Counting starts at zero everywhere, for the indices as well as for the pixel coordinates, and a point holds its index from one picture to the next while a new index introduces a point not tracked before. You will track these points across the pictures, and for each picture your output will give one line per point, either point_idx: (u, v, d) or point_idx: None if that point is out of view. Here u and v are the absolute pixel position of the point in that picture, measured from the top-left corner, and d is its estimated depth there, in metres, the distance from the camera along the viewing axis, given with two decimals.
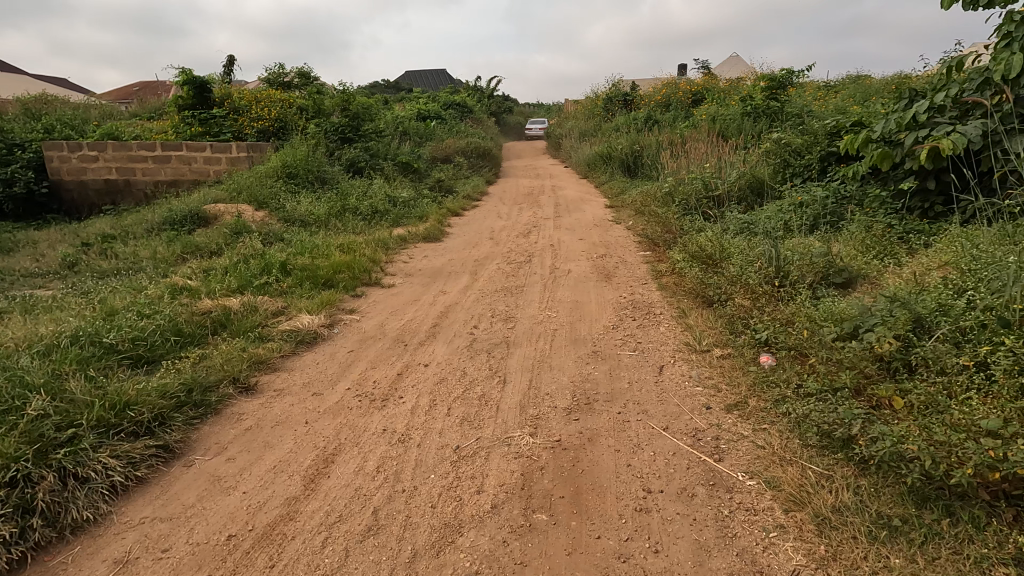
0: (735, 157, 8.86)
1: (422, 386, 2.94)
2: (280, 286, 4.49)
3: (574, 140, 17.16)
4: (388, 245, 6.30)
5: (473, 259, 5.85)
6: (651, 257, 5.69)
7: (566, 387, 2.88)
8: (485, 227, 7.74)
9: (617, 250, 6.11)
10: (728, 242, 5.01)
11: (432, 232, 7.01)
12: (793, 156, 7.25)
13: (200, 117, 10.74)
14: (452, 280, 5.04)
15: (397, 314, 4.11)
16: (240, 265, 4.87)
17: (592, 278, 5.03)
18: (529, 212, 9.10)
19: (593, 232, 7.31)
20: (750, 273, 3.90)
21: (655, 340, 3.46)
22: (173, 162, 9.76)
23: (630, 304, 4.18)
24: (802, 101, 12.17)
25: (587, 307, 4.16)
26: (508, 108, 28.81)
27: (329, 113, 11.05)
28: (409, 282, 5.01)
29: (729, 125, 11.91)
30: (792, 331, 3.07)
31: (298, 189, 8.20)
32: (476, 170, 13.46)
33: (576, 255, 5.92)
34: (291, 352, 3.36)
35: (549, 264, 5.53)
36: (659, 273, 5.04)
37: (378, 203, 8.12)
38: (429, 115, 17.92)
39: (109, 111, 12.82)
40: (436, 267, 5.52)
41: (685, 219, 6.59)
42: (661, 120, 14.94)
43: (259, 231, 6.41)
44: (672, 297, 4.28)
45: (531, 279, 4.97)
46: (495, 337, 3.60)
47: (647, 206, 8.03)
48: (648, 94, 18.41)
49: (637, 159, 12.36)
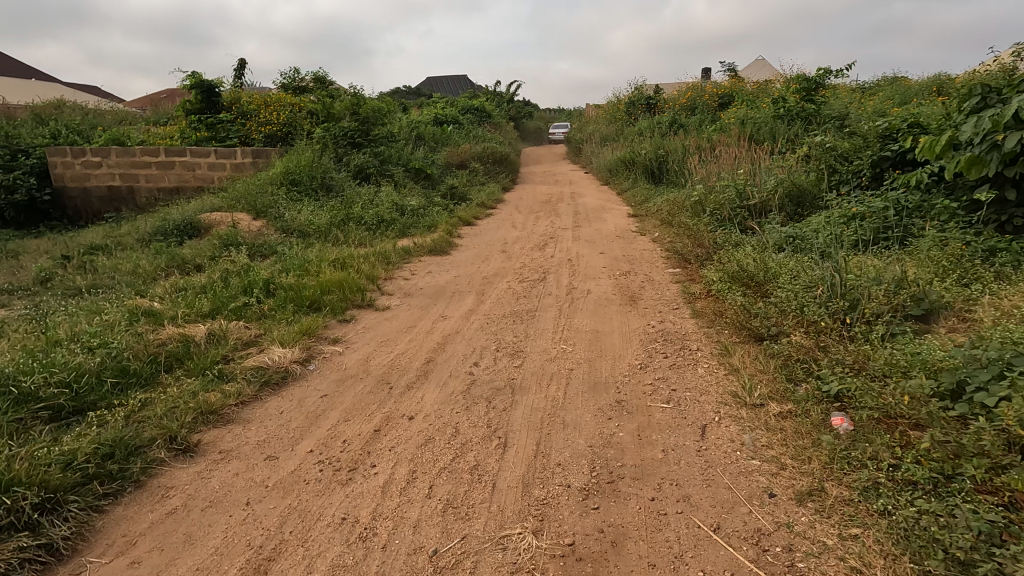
0: (771, 163, 8.15)
1: (401, 449, 2.35)
2: (259, 310, 3.97)
3: (595, 145, 16.55)
4: (390, 259, 5.76)
5: (481, 276, 5.27)
6: (681, 276, 5.06)
7: (583, 456, 2.27)
8: (498, 238, 7.18)
9: (642, 267, 5.48)
10: (773, 261, 4.35)
11: (440, 244, 6.46)
12: (840, 162, 6.53)
13: (207, 121, 10.42)
14: (457, 302, 4.46)
15: (387, 345, 3.53)
16: (220, 284, 4.38)
17: (614, 300, 4.41)
18: (546, 222, 8.50)
19: (615, 244, 6.68)
20: (807, 303, 3.25)
21: (693, 387, 2.83)
22: (177, 168, 9.43)
23: (661, 337, 3.55)
24: (840, 103, 11.37)
25: (610, 339, 3.53)
26: (528, 112, 28.29)
27: (341, 118, 10.37)
28: (408, 304, 4.44)
29: (761, 129, 11.18)
30: (873, 385, 2.42)
31: (301, 196, 7.74)
32: (493, 176, 12.93)
33: (597, 272, 5.30)
34: (252, 396, 2.81)
35: (566, 282, 4.93)
36: (691, 296, 4.41)
37: (384, 211, 7.62)
38: (446, 120, 17.50)
39: (121, 116, 12.62)
40: (440, 285, 4.96)
41: (719, 232, 5.93)
42: (687, 124, 14.23)
43: (254, 244, 5.94)
44: (710, 328, 3.64)
45: (545, 301, 4.37)
46: (498, 379, 2.99)
47: (675, 216, 7.37)
48: (672, 98, 17.74)
49: (661, 165, 11.68)
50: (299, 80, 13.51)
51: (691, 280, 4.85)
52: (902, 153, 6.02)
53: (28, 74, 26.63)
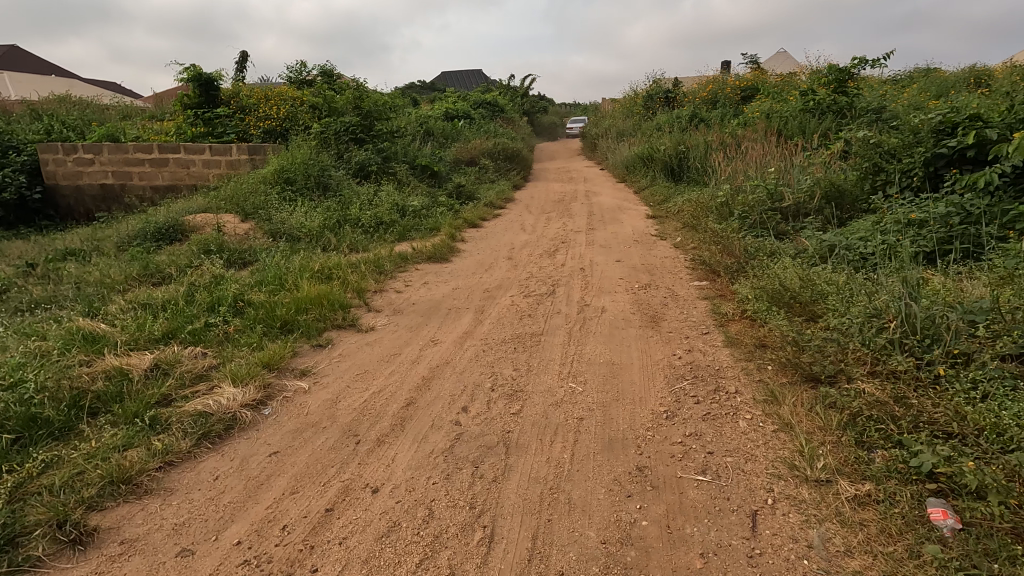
0: (805, 161, 7.46)
1: (356, 541, 1.80)
2: (223, 333, 3.45)
3: (611, 140, 15.90)
4: (383, 267, 5.22)
5: (483, 288, 4.71)
6: (709, 290, 4.45)
7: (594, 561, 1.70)
8: (505, 242, 6.61)
9: (664, 278, 4.87)
10: (821, 279, 3.74)
11: (440, 249, 5.91)
12: (886, 159, 5.82)
13: (205, 116, 9.97)
14: (452, 321, 3.90)
15: (363, 379, 2.98)
16: (185, 299, 3.88)
17: (633, 322, 3.81)
18: (558, 223, 7.92)
19: (633, 251, 6.07)
20: (875, 338, 2.63)
21: (736, 450, 2.24)
22: (171, 166, 9.00)
23: (691, 374, 2.96)
24: (875, 96, 10.58)
25: (628, 376, 2.95)
26: (543, 107, 27.71)
27: (343, 113, 9.87)
28: (396, 323, 3.89)
29: (789, 124, 10.45)
30: (984, 465, 1.80)
31: (296, 196, 7.25)
32: (504, 173, 12.34)
33: (613, 285, 4.71)
34: (185, 453, 2.28)
35: (578, 297, 4.35)
36: (723, 317, 3.79)
37: (383, 213, 7.10)
38: (457, 115, 16.96)
39: (121, 110, 12.24)
40: (435, 299, 4.40)
41: (751, 240, 5.31)
42: (708, 118, 13.49)
43: (238, 250, 5.46)
44: (750, 362, 3.03)
45: (553, 322, 3.79)
46: (491, 432, 2.43)
47: (698, 221, 6.75)
48: (692, 91, 16.99)
49: (682, 162, 10.99)
50: (305, 73, 13.02)
51: (722, 297, 4.24)
52: (960, 150, 5.21)
53: (41, 69, 26.55)
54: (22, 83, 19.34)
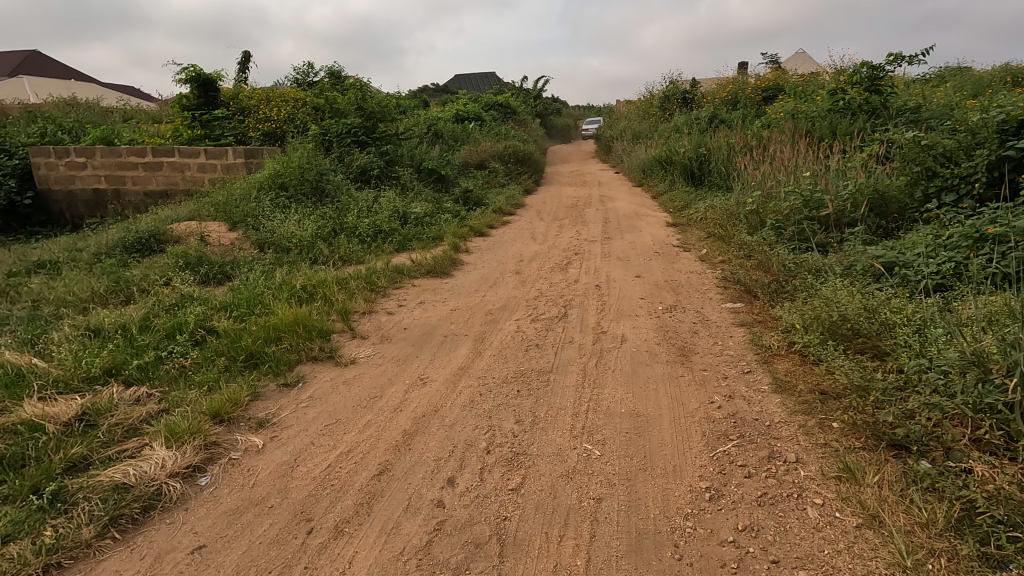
0: (841, 165, 6.84)
1: None
2: (176, 368, 2.95)
3: (627, 142, 15.31)
4: (376, 283, 4.71)
5: (485, 309, 4.16)
6: (745, 315, 3.86)
7: None
8: (513, 253, 6.07)
9: (691, 298, 4.29)
10: (885, 309, 3.15)
11: (441, 262, 5.38)
12: (942, 162, 5.18)
13: (203, 118, 9.57)
14: (449, 352, 3.36)
15: (332, 434, 2.44)
16: (142, 324, 3.38)
17: (659, 355, 3.24)
18: (571, 231, 7.36)
19: (653, 264, 5.49)
20: (982, 396, 2.03)
21: (811, 560, 1.67)
22: (165, 170, 8.59)
23: (736, 432, 2.39)
24: (911, 95, 9.88)
25: (657, 434, 2.38)
26: (556, 109, 27.19)
27: (345, 113, 9.39)
28: (383, 353, 3.36)
29: (818, 124, 9.79)
30: None
31: (290, 203, 6.78)
32: (515, 177, 11.81)
33: (634, 307, 4.13)
34: (83, 548, 1.76)
35: (594, 323, 3.78)
36: (766, 351, 3.21)
37: (383, 220, 6.60)
38: (468, 117, 16.48)
39: (123, 111, 11.92)
40: (430, 323, 3.87)
41: (790, 256, 4.72)
42: (729, 119, 12.84)
43: (219, 263, 4.99)
44: (809, 417, 2.44)
45: (565, 355, 3.23)
46: (482, 519, 1.88)
47: (725, 231, 6.16)
48: (710, 91, 16.34)
49: (703, 165, 10.38)
50: (310, 74, 12.61)
51: (761, 324, 3.64)
52: None
53: (55, 71, 26.55)
54: (38, 89, 19.30)
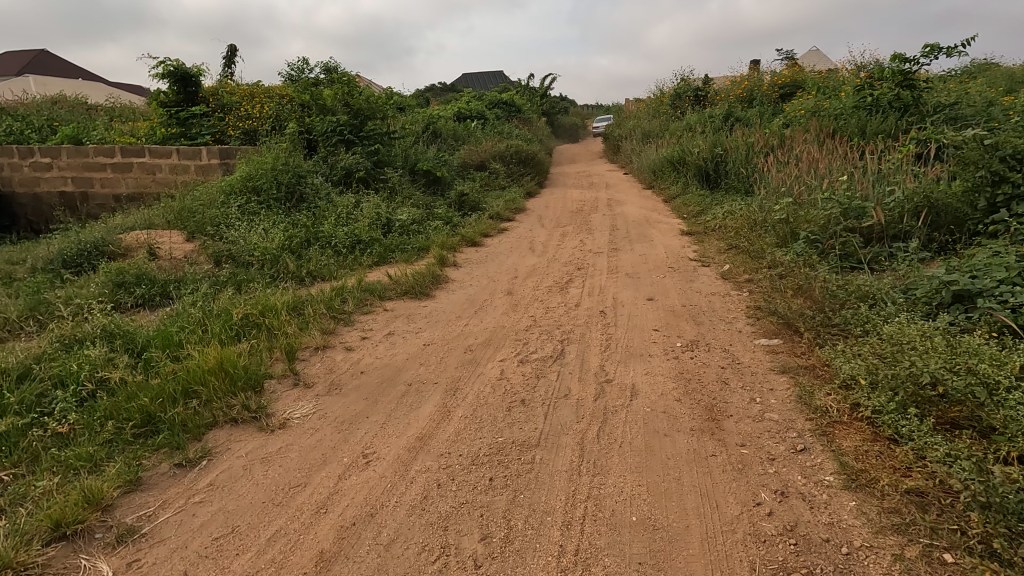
0: (880, 168, 6.03)
1: None
2: (44, 441, 2.25)
3: (636, 142, 14.53)
4: (341, 308, 3.99)
5: (465, 344, 3.42)
6: (786, 357, 3.09)
7: None
8: (508, 268, 5.34)
9: (717, 332, 3.53)
10: (983, 362, 2.37)
11: (421, 280, 4.64)
12: (1011, 166, 4.35)
13: (180, 115, 8.88)
14: (408, 411, 2.61)
15: (217, 559, 1.72)
16: (23, 371, 2.69)
17: (681, 418, 2.49)
18: (575, 241, 6.62)
19: (668, 282, 4.73)
20: None
21: None
22: (134, 171, 7.92)
23: (800, 563, 1.64)
24: (948, 90, 9.02)
25: (682, 567, 1.64)
26: (564, 108, 26.42)
27: (332, 111, 8.69)
28: (326, 412, 2.63)
29: (846, 122, 8.95)
30: None
31: (261, 208, 6.10)
32: (518, 178, 11.05)
33: (646, 344, 3.37)
34: None
35: (597, 367, 3.03)
36: (823, 416, 2.44)
37: (363, 229, 5.90)
38: (470, 115, 15.77)
39: (105, 108, 11.32)
40: (395, 365, 3.13)
41: (835, 278, 3.93)
42: (745, 117, 12.01)
43: (161, 281, 4.29)
44: (906, 541, 1.69)
45: (557, 419, 2.49)
46: None
47: (750, 244, 5.38)
48: (724, 87, 15.52)
49: (719, 166, 9.56)
50: (304, 70, 11.89)
51: (808, 372, 2.87)
52: None
53: (59, 68, 26.20)
54: (40, 89, 18.92)
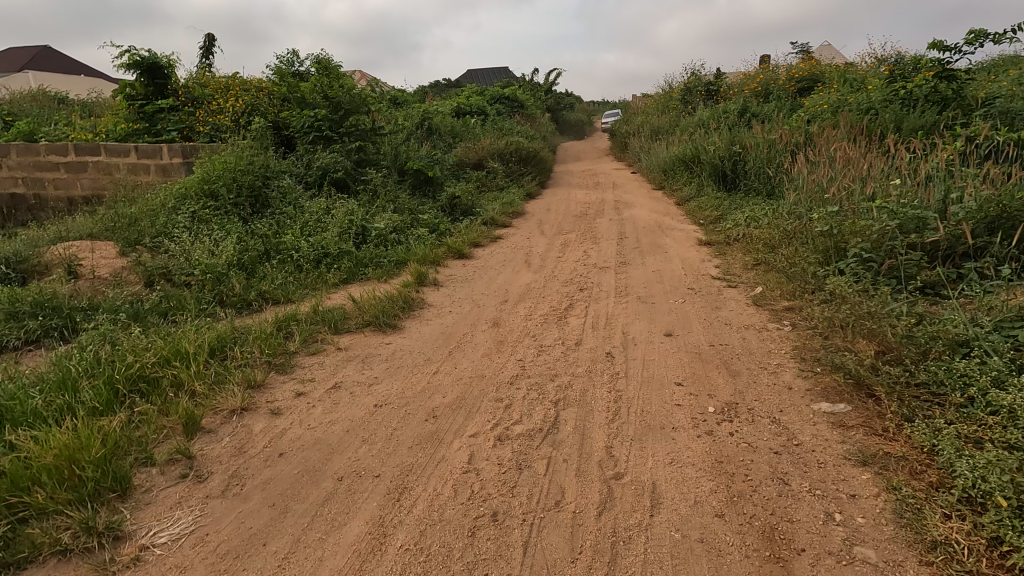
0: (932, 169, 5.15)
1: None
2: None
3: (644, 139, 13.67)
4: (280, 349, 3.18)
5: (428, 407, 2.60)
6: (862, 437, 2.25)
7: None
8: (497, 288, 4.52)
9: (760, 390, 2.69)
10: None
11: (388, 307, 3.83)
12: None
13: (145, 109, 8.07)
14: (325, 534, 1.80)
15: None
16: None
17: (728, 557, 1.67)
18: (578, 252, 5.79)
19: (689, 310, 3.89)
20: None
21: None
22: (90, 171, 7.14)
23: None
24: (993, 81, 8.10)
25: None
26: (569, 104, 25.54)
27: (311, 105, 7.88)
28: (209, 533, 1.81)
29: (878, 116, 8.06)
30: None
31: (215, 214, 5.31)
32: (517, 177, 10.22)
33: (668, 409, 2.54)
34: None
35: (603, 452, 2.20)
36: (947, 561, 1.61)
37: (330, 240, 5.09)
38: (470, 110, 14.96)
39: (77, 102, 10.55)
40: (327, 445, 2.31)
41: (905, 312, 3.09)
42: (762, 112, 11.11)
43: (68, 309, 3.51)
44: None
45: (540, 560, 1.66)
46: None
47: (784, 260, 4.53)
48: (736, 81, 14.62)
49: (737, 165, 8.69)
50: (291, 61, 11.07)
51: (901, 464, 2.03)
52: None
53: (55, 62, 25.58)
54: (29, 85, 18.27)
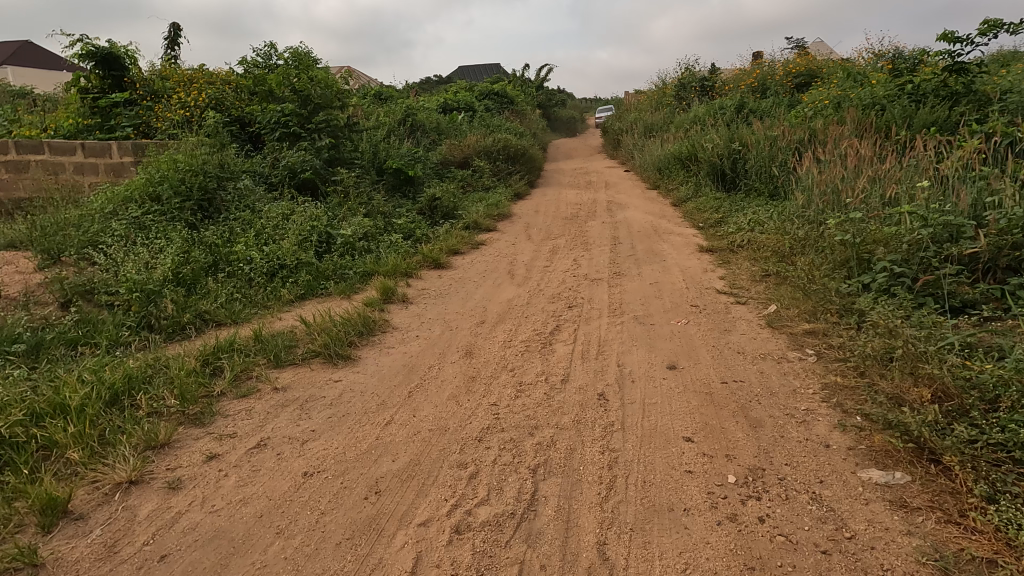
0: (957, 169, 4.64)
1: None
2: None
3: (638, 135, 13.13)
4: (200, 391, 2.61)
5: (369, 478, 2.03)
6: (932, 528, 1.70)
7: None
8: (473, 306, 3.96)
9: (790, 449, 2.14)
10: None
11: (342, 333, 3.26)
12: None
13: (98, 104, 7.41)
14: None
15: None
16: None
17: None
18: (567, 261, 5.23)
19: (694, 334, 3.34)
20: None
21: None
22: (32, 171, 6.49)
23: None
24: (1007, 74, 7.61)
25: None
26: (561, 100, 24.96)
27: (279, 99, 7.25)
28: None
29: (886, 112, 7.55)
30: None
31: (157, 221, 4.70)
32: (505, 177, 9.65)
33: (677, 479, 1.98)
34: None
35: (592, 555, 1.64)
36: None
37: (286, 249, 4.49)
38: (457, 106, 14.36)
39: (33, 95, 9.83)
40: (227, 540, 1.74)
41: (957, 344, 2.56)
42: (761, 108, 10.59)
43: None
44: None
45: None
46: None
47: (800, 273, 3.99)
48: (732, 77, 14.12)
49: (737, 164, 8.16)
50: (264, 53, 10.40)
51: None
52: None
53: (30, 55, 24.66)
54: None
